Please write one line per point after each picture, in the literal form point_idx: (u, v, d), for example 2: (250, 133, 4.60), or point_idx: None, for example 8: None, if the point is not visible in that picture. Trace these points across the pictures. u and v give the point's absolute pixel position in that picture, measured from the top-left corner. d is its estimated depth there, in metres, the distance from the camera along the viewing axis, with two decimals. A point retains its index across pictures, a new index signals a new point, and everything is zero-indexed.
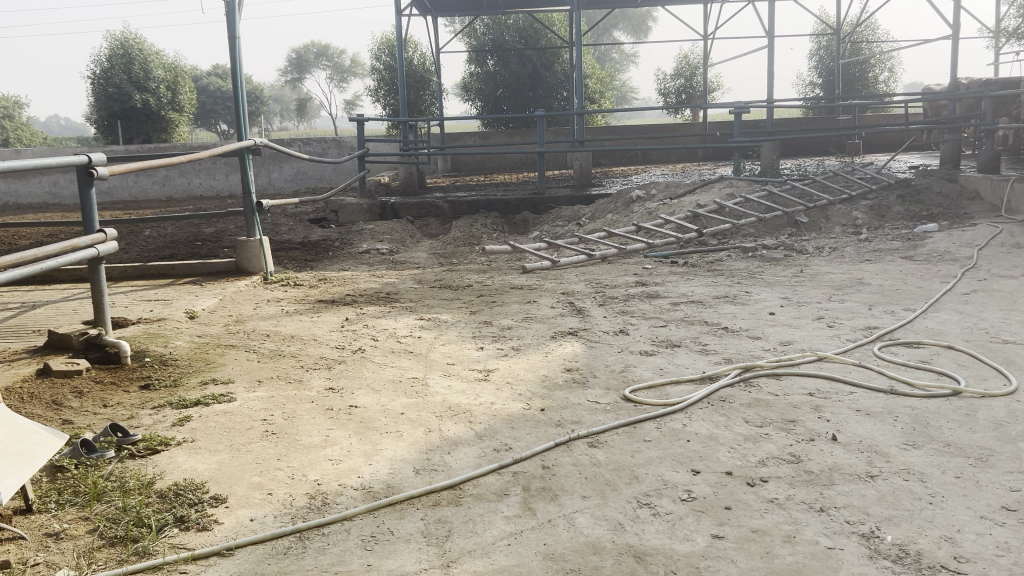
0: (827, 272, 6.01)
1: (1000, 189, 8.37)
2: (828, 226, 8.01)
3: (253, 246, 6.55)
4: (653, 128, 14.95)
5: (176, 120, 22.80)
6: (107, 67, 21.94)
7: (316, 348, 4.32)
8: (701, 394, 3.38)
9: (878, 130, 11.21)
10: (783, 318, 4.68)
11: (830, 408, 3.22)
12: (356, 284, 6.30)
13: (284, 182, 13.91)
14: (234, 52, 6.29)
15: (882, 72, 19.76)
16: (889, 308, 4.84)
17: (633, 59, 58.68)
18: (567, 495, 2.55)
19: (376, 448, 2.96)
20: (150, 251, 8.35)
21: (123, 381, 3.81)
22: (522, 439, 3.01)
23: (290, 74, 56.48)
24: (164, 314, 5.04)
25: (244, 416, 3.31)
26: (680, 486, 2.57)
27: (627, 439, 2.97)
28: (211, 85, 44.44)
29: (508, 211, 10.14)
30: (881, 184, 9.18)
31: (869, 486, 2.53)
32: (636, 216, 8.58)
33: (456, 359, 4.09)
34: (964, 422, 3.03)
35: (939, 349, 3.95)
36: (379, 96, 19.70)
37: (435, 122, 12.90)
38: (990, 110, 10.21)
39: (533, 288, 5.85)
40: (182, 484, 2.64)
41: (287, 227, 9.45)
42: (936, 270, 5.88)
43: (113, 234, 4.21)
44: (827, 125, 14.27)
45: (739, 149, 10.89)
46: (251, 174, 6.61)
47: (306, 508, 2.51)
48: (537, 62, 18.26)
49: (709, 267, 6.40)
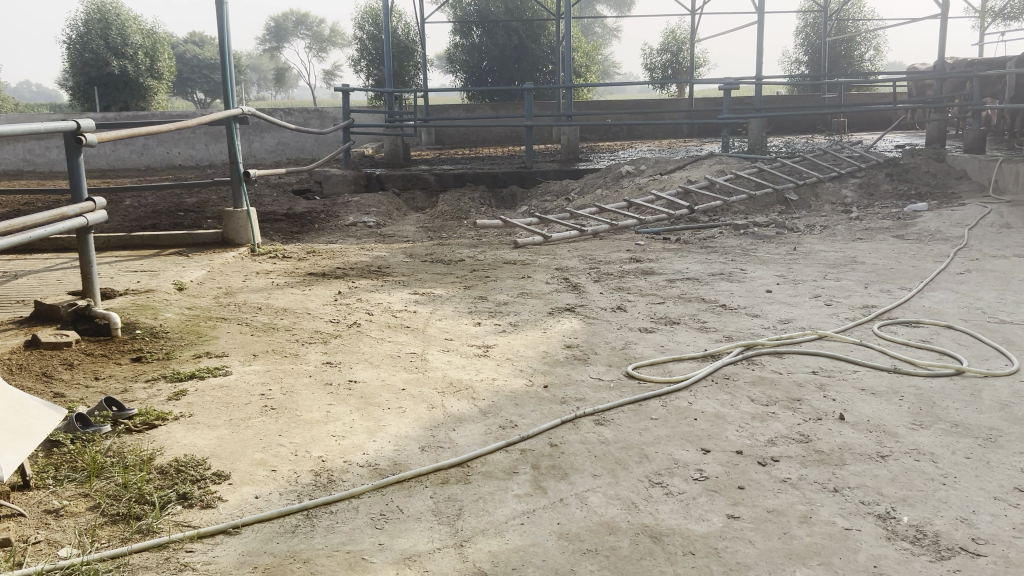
0: (820, 250, 6.00)
1: (988, 169, 8.40)
2: (818, 204, 8.01)
3: (239, 217, 6.44)
4: (640, 104, 14.88)
5: (155, 88, 22.41)
6: (83, 31, 21.49)
7: (310, 322, 4.25)
8: (705, 371, 3.36)
9: (867, 108, 11.21)
10: (780, 296, 4.67)
11: (835, 387, 3.21)
12: (346, 257, 6.21)
13: (266, 152, 13.73)
14: (221, 18, 6.14)
15: (867, 50, 19.76)
16: (886, 287, 4.83)
17: (616, 33, 58.40)
18: (577, 473, 2.52)
19: (379, 424, 2.91)
20: (132, 221, 8.21)
21: (114, 353, 3.72)
22: (527, 416, 2.97)
23: (269, 42, 55.63)
24: (151, 285, 4.94)
25: (242, 390, 3.24)
26: (691, 465, 2.55)
27: (633, 417, 2.94)
28: (189, 53, 43.80)
29: (495, 184, 10.05)
30: (870, 162, 9.18)
31: (881, 466, 2.51)
32: (625, 192, 8.54)
33: (454, 335, 4.04)
34: (969, 402, 3.02)
35: (939, 328, 3.95)
36: (362, 66, 19.45)
37: (421, 92, 12.73)
38: (978, 89, 10.24)
39: (526, 263, 5.80)
40: (183, 460, 2.58)
41: (271, 198, 9.31)
42: (928, 250, 5.89)
43: (102, 203, 4.10)
44: (813, 102, 14.26)
45: (727, 125, 10.85)
46: (238, 144, 6.48)
47: (311, 485, 2.46)
48: (523, 34, 18.07)
49: (702, 244, 6.38)
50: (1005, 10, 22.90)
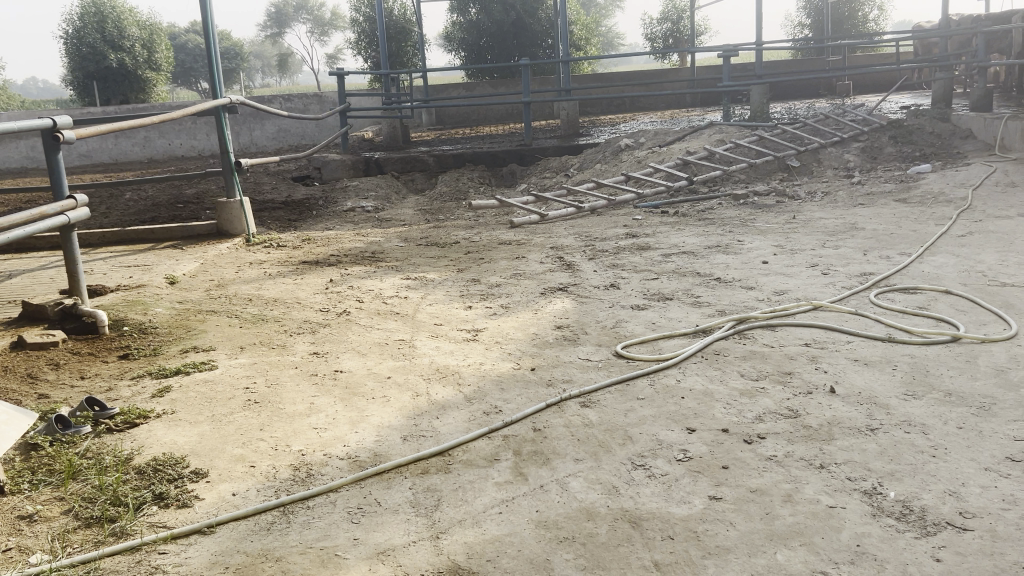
0: (820, 217, 5.90)
1: (994, 127, 8.25)
2: (820, 170, 7.89)
3: (234, 207, 6.41)
4: (641, 75, 14.72)
5: (154, 80, 22.36)
6: (80, 26, 21.46)
7: (300, 312, 4.22)
8: (695, 347, 3.30)
9: (869, 70, 11.01)
10: (776, 266, 4.59)
11: (826, 359, 3.15)
12: (341, 244, 6.17)
13: (266, 140, 13.69)
14: (205, 7, 6.07)
15: (872, 10, 19.42)
16: (885, 253, 4.74)
17: (618, 5, 57.73)
18: (559, 458, 2.47)
19: (362, 415, 2.87)
20: (131, 215, 8.20)
21: (101, 351, 3.70)
22: (512, 401, 2.92)
23: (271, 27, 55.39)
24: (143, 280, 4.91)
25: (226, 384, 3.21)
26: (676, 446, 2.50)
27: (620, 397, 2.89)
28: (189, 44, 43.80)
29: (495, 163, 9.96)
30: (873, 125, 9.03)
31: (870, 440, 2.46)
32: (625, 165, 8.44)
33: (444, 320, 3.99)
34: (965, 369, 2.95)
35: (937, 294, 3.87)
36: (361, 49, 19.35)
37: (419, 73, 12.62)
38: (983, 46, 10.02)
39: (521, 243, 5.74)
40: (161, 459, 2.55)
41: (270, 186, 9.27)
42: (931, 213, 5.79)
43: (84, 200, 4.06)
44: (817, 66, 14.03)
45: (728, 94, 10.69)
46: (228, 133, 6.42)
47: (289, 480, 2.43)
48: (520, 10, 17.90)
49: (700, 216, 6.30)
50: None
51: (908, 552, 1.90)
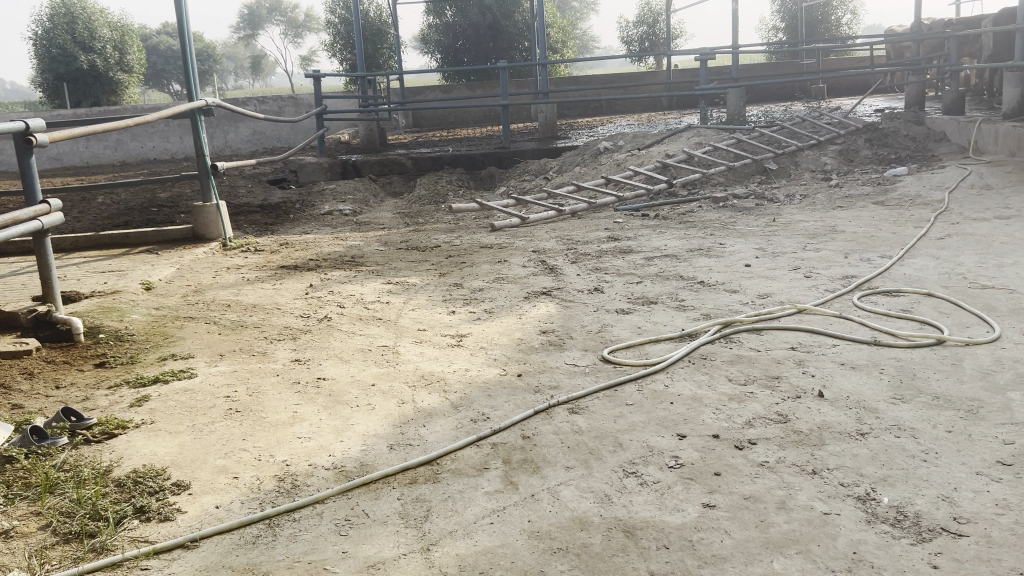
0: (800, 220, 5.93)
1: (968, 130, 8.34)
2: (798, 173, 7.93)
3: (210, 211, 6.32)
4: (618, 78, 14.74)
5: (126, 82, 22.07)
6: (50, 27, 21.16)
7: (280, 317, 4.15)
8: (682, 352, 3.28)
9: (844, 73, 11.10)
10: (759, 269, 4.59)
11: (814, 362, 3.14)
12: (320, 248, 6.10)
13: (241, 142, 13.55)
14: (180, 7, 5.97)
15: (845, 14, 19.61)
16: (865, 256, 4.76)
17: (593, 8, 57.91)
18: (550, 466, 2.44)
19: (346, 423, 2.82)
20: (104, 219, 8.07)
21: (76, 360, 3.61)
22: (500, 408, 2.88)
23: (244, 29, 54.96)
24: (118, 286, 4.82)
25: (206, 393, 3.14)
26: (666, 452, 2.47)
27: (608, 403, 2.87)
28: (161, 45, 43.42)
29: (473, 165, 9.92)
30: (848, 128, 9.10)
31: (861, 445, 2.45)
32: (604, 168, 8.44)
33: (427, 325, 3.95)
34: (951, 372, 2.96)
35: (920, 297, 3.88)
36: (336, 51, 19.24)
37: (395, 76, 12.54)
38: (955, 49, 10.12)
39: (502, 246, 5.71)
40: (141, 471, 2.49)
41: (245, 190, 9.16)
42: (909, 215, 5.83)
43: (58, 205, 3.97)
44: (791, 69, 14.14)
45: (705, 97, 10.73)
46: (204, 136, 6.33)
47: (274, 492, 2.38)
48: (497, 12, 17.88)
49: (681, 219, 6.30)
50: None
51: (905, 558, 1.89)
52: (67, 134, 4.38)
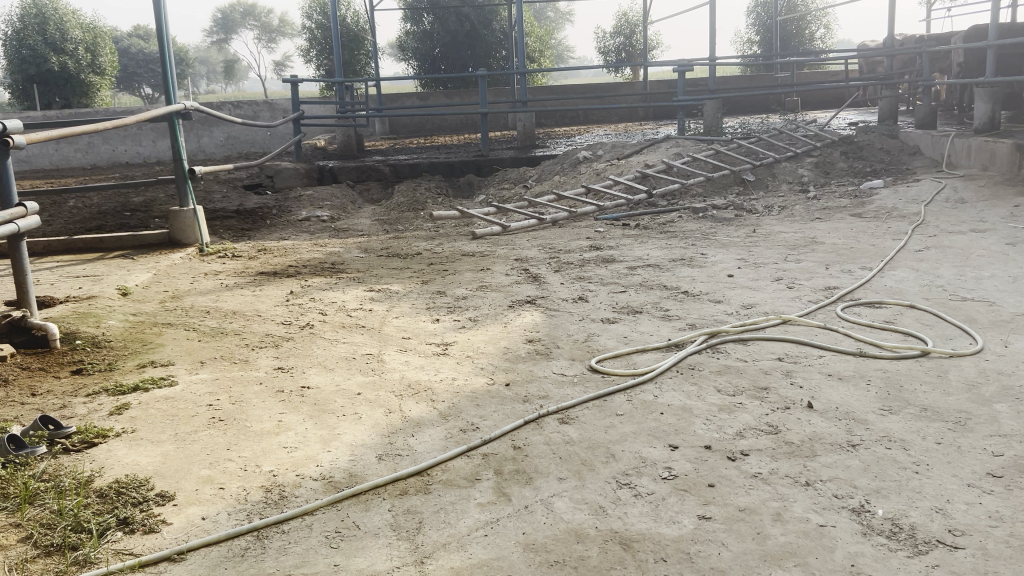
0: (779, 231, 5.97)
1: (941, 144, 8.47)
2: (775, 184, 8.00)
3: (187, 216, 6.24)
4: (595, 87, 14.81)
5: (98, 84, 21.76)
6: (20, 28, 20.87)
7: (261, 325, 4.09)
8: (670, 362, 3.27)
9: (819, 86, 11.22)
10: (742, 280, 4.61)
11: (801, 373, 3.15)
12: (299, 254, 6.03)
13: (215, 147, 13.41)
14: (159, 9, 5.90)
15: (818, 28, 19.88)
16: (846, 267, 4.80)
17: (568, 18, 58.21)
18: (542, 477, 2.41)
19: (333, 433, 2.78)
20: (76, 223, 7.94)
21: (52, 366, 3.53)
22: (489, 418, 2.86)
23: (217, 33, 54.53)
24: (94, 291, 4.73)
25: (188, 402, 3.08)
26: (659, 463, 2.46)
27: (598, 413, 2.85)
28: (134, 48, 43.00)
29: (451, 173, 9.89)
30: (825, 140, 9.19)
31: (852, 456, 2.45)
32: (583, 177, 8.45)
33: (412, 333, 3.91)
34: (937, 384, 2.98)
35: (902, 308, 3.92)
36: (312, 57, 19.16)
37: (373, 82, 12.48)
38: (927, 65, 10.28)
39: (484, 255, 5.68)
40: (124, 481, 2.43)
41: (221, 195, 9.06)
42: (886, 227, 5.89)
43: (34, 208, 3.89)
44: (766, 82, 14.29)
45: (683, 108, 10.80)
46: (182, 140, 6.25)
47: (261, 503, 2.33)
48: (474, 20, 17.90)
49: (662, 229, 6.32)
50: None
51: (903, 571, 1.89)
52: (44, 136, 4.29)
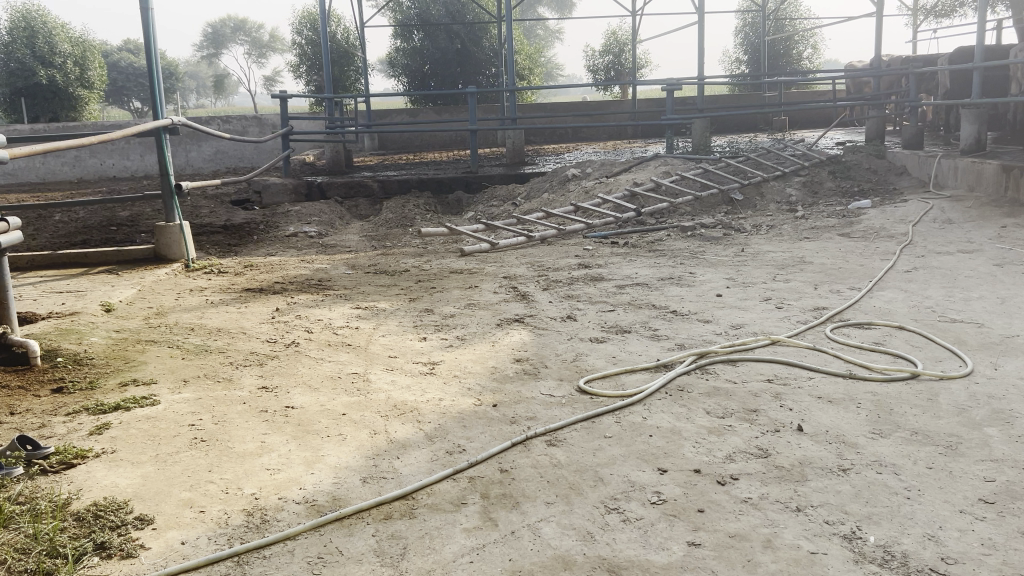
0: (768, 250, 5.97)
1: (928, 165, 8.51)
2: (763, 204, 8.01)
3: (173, 231, 6.18)
4: (584, 105, 14.86)
5: (87, 98, 21.69)
6: (8, 41, 20.79)
7: (245, 343, 4.04)
8: (659, 383, 3.24)
9: (807, 106, 11.28)
10: (731, 299, 4.59)
11: (790, 395, 3.12)
12: (285, 271, 5.99)
13: (203, 161, 13.34)
14: (148, 24, 5.87)
15: (805, 48, 20.05)
16: (835, 288, 4.80)
17: (558, 36, 58.51)
18: (529, 502, 2.38)
19: (318, 455, 2.73)
20: (61, 237, 7.86)
21: (32, 384, 3.47)
22: (476, 440, 2.82)
23: (207, 48, 54.60)
24: (76, 307, 4.66)
25: (170, 422, 3.03)
26: (648, 487, 2.43)
27: (586, 436, 2.81)
28: (122, 61, 42.98)
29: (440, 190, 9.87)
30: (812, 160, 9.22)
31: (843, 481, 2.43)
32: (572, 195, 8.45)
33: (398, 352, 3.87)
34: (927, 408, 2.96)
35: (891, 329, 3.91)
36: (302, 73, 19.16)
37: (362, 98, 12.46)
38: (914, 86, 10.35)
39: (472, 272, 5.65)
40: (102, 504, 2.37)
41: (208, 210, 9.01)
42: (874, 248, 5.90)
43: (16, 224, 3.83)
44: (754, 101, 14.37)
45: (671, 127, 10.82)
46: (168, 154, 6.20)
47: (243, 527, 2.28)
48: (464, 38, 17.97)
49: (650, 247, 6.30)
50: (932, 7, 24.00)
51: None
52: (27, 151, 4.24)
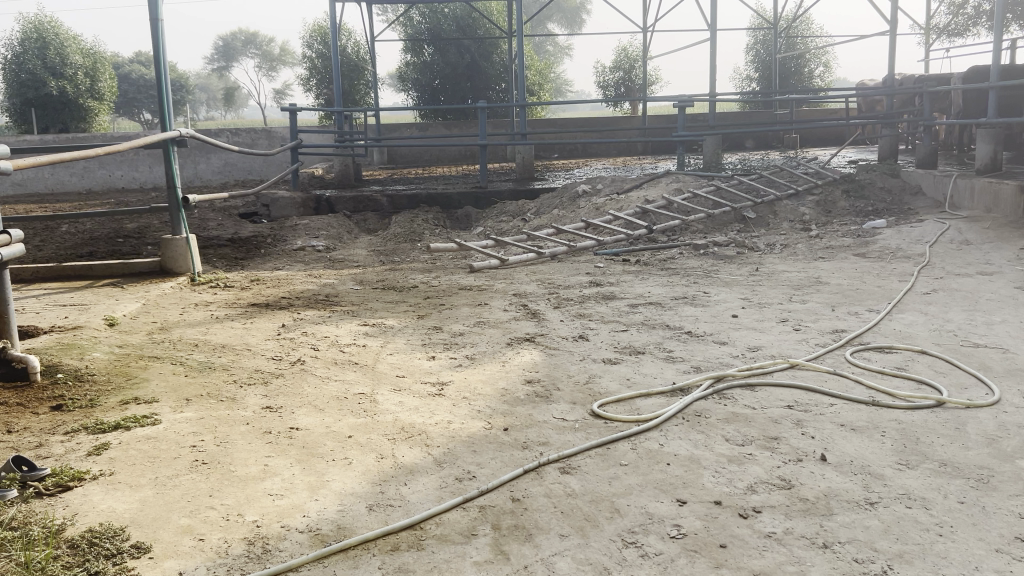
0: (782, 270, 5.88)
1: (944, 185, 8.41)
2: (777, 222, 7.91)
3: (179, 244, 6.11)
4: (594, 121, 14.80)
5: (96, 109, 21.75)
6: (19, 51, 20.85)
7: (250, 360, 3.95)
8: (675, 408, 3.14)
9: (819, 124, 11.19)
10: (746, 320, 4.49)
11: (812, 423, 3.01)
12: (292, 286, 5.90)
13: (212, 174, 13.31)
14: (157, 36, 5.82)
15: (817, 66, 20.00)
16: (852, 309, 4.69)
17: (567, 52, 58.64)
18: (543, 534, 2.27)
19: (322, 480, 2.63)
20: (67, 249, 7.81)
21: (31, 402, 3.38)
22: (487, 466, 2.72)
23: (218, 61, 54.97)
24: (79, 321, 4.59)
25: (170, 442, 2.94)
26: (667, 520, 2.32)
27: (601, 463, 2.71)
28: (133, 73, 43.23)
29: (449, 205, 9.80)
30: (826, 179, 9.12)
31: (870, 515, 2.32)
32: (583, 212, 8.36)
33: (406, 371, 3.77)
34: (955, 438, 2.84)
35: (912, 354, 3.80)
36: (312, 86, 19.19)
37: (372, 112, 12.42)
38: (928, 104, 10.26)
39: (482, 289, 5.57)
40: (97, 530, 2.28)
41: (216, 223, 8.96)
42: (892, 268, 5.79)
43: (18, 237, 3.74)
44: (765, 119, 14.31)
45: (682, 143, 10.73)
46: (176, 167, 6.13)
47: (244, 557, 2.18)
48: (475, 53, 17.97)
49: (663, 265, 6.21)
50: (944, 25, 23.95)
51: None
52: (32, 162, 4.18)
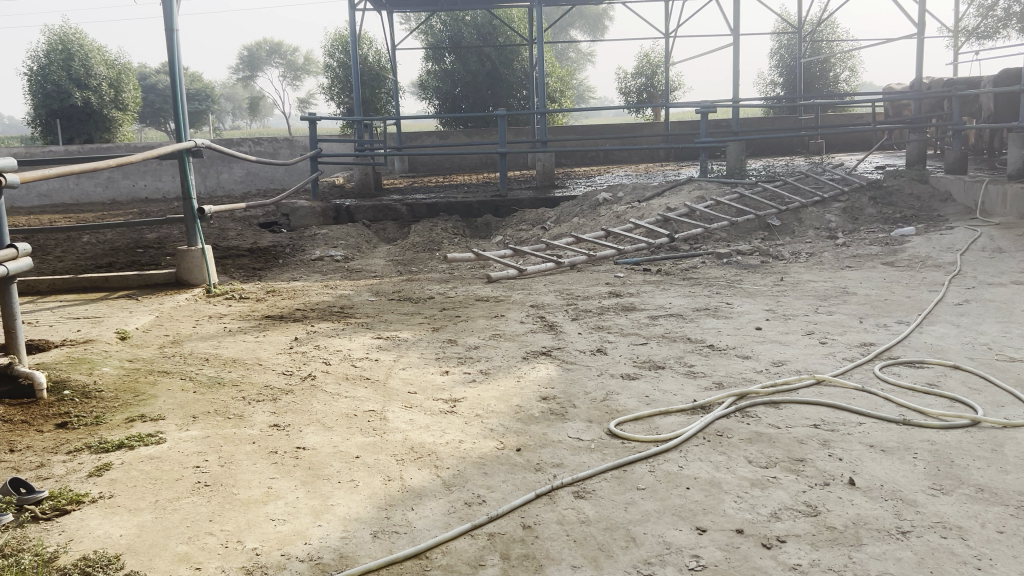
0: (809, 279, 5.72)
1: (974, 191, 8.20)
2: (802, 230, 7.74)
3: (195, 256, 6.06)
4: (616, 128, 14.67)
5: (120, 120, 21.98)
6: (45, 63, 21.10)
7: (260, 375, 3.87)
8: (695, 427, 3.01)
9: (846, 130, 10.98)
10: (770, 333, 4.35)
11: (840, 444, 2.87)
12: (308, 297, 5.84)
13: (234, 183, 13.34)
14: (173, 47, 5.79)
15: (843, 71, 19.77)
16: (881, 321, 4.53)
17: (590, 59, 58.58)
18: (554, 565, 2.16)
19: (326, 504, 2.54)
20: (87, 260, 7.81)
21: (36, 420, 3.32)
22: (497, 489, 2.61)
23: (243, 70, 55.51)
24: (92, 334, 4.54)
25: (174, 463, 2.85)
26: (686, 550, 2.20)
27: (617, 487, 2.59)
28: (158, 83, 43.61)
29: (469, 213, 9.71)
30: (853, 185, 8.93)
31: (903, 546, 2.18)
32: (603, 220, 8.25)
33: (418, 387, 3.66)
34: (992, 460, 2.69)
35: (945, 369, 3.65)
36: (334, 95, 19.23)
37: (392, 121, 12.37)
38: (957, 108, 10.04)
39: (499, 300, 5.46)
40: (91, 559, 2.20)
41: (235, 232, 8.93)
42: (922, 278, 5.61)
43: (27, 250, 3.69)
44: (789, 124, 14.13)
45: (705, 149, 10.56)
46: (191, 178, 6.08)
47: None
48: (496, 61, 17.90)
49: (685, 275, 6.06)
50: (972, 29, 23.65)
51: None
52: (55, 169, 4.16)
